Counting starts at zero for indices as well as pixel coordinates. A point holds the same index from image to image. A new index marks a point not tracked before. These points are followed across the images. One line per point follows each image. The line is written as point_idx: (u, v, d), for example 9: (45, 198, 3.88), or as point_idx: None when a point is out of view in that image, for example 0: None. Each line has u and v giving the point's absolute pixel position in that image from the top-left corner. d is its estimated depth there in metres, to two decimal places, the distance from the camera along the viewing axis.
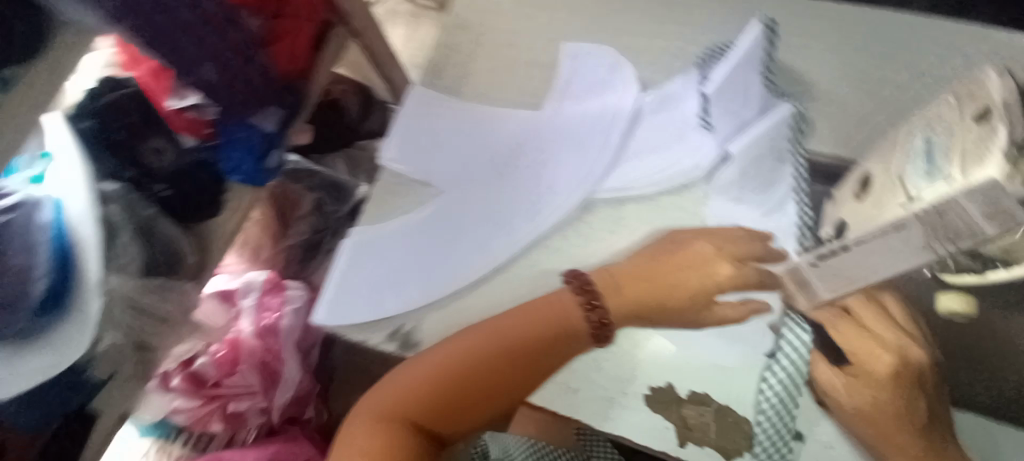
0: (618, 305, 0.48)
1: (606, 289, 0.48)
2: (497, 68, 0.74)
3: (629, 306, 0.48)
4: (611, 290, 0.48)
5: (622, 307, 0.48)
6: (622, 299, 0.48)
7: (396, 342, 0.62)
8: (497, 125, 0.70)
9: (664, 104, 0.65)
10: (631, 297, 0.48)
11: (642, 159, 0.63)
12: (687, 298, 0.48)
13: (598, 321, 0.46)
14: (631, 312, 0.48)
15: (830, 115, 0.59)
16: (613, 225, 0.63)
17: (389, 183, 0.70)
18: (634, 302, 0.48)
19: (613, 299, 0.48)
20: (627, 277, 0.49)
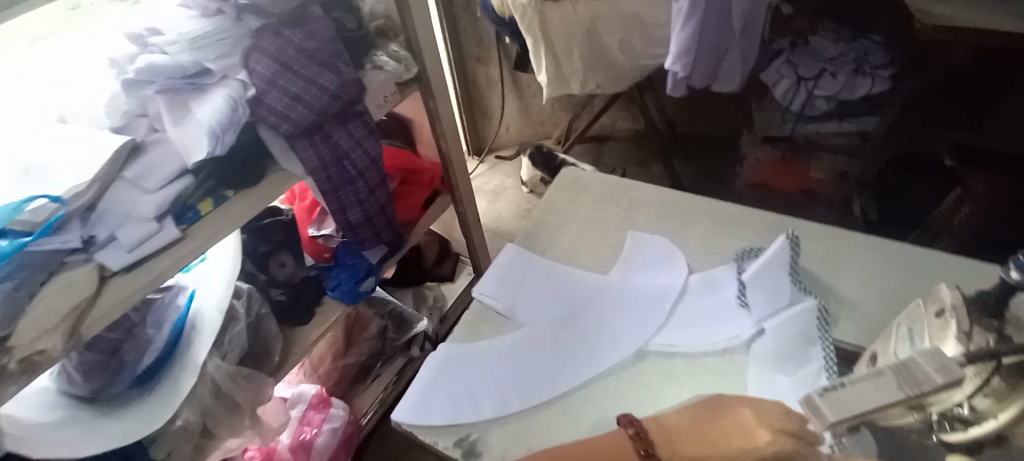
0: (670, 454, 0.54)
1: (660, 437, 0.56)
2: (592, 244, 0.99)
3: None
4: (662, 436, 0.56)
5: (672, 457, 0.54)
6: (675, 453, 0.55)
7: (460, 449, 0.77)
8: (576, 286, 0.93)
9: (707, 286, 0.90)
10: (686, 452, 0.55)
11: (685, 326, 0.86)
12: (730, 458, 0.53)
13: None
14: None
15: (850, 317, 0.83)
16: (657, 378, 0.82)
17: (481, 314, 0.91)
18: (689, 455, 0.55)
19: (665, 445, 0.55)
20: (679, 428, 0.57)
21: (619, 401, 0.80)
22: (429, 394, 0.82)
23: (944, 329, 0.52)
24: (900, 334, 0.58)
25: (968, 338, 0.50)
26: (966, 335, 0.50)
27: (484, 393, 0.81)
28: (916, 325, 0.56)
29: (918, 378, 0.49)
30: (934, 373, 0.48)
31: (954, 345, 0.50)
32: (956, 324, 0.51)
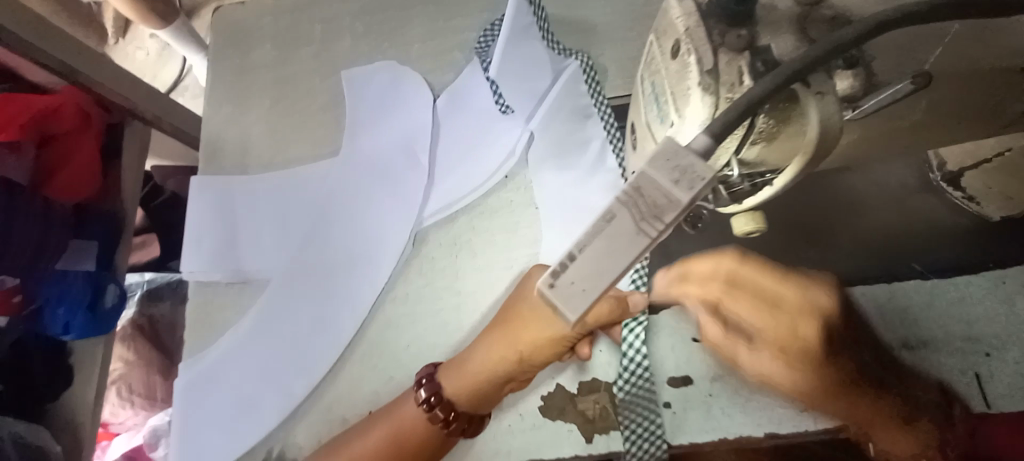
0: (464, 396, 0.47)
1: (458, 384, 0.47)
2: (298, 118, 0.66)
3: (479, 391, 0.47)
4: (456, 377, 0.47)
5: (465, 396, 0.47)
6: (464, 384, 0.47)
7: None
8: (305, 182, 0.62)
9: (460, 103, 0.62)
10: (484, 373, 0.47)
11: (457, 166, 0.60)
12: (537, 350, 0.45)
13: (444, 420, 0.47)
14: (481, 397, 0.47)
15: (609, 57, 0.62)
16: (453, 248, 0.58)
17: (204, 296, 0.60)
18: (484, 373, 0.47)
19: (461, 390, 0.47)
20: (478, 353, 0.48)
21: (425, 302, 0.57)
22: (190, 431, 0.54)
23: (682, 77, 0.27)
24: (646, 103, 0.34)
25: (717, 83, 0.26)
26: (713, 78, 0.26)
27: (258, 393, 0.55)
28: (655, 78, 0.31)
29: (654, 204, 0.22)
30: (670, 189, 0.22)
31: (702, 103, 0.26)
32: (694, 62, 0.26)
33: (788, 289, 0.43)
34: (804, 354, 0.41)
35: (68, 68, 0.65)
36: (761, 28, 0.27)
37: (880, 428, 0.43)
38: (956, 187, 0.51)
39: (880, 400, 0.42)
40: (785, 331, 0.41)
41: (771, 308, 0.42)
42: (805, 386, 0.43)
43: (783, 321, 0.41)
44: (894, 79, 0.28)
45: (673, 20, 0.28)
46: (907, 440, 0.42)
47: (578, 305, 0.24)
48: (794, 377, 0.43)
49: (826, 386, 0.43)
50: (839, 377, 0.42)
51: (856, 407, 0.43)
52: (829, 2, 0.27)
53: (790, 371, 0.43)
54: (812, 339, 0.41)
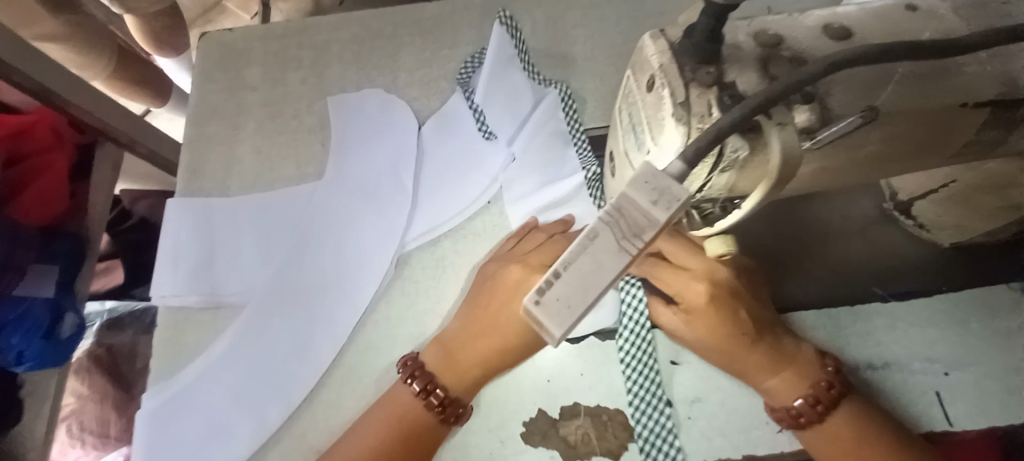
0: (457, 381, 0.49)
1: (443, 363, 0.49)
2: (285, 141, 0.67)
3: (472, 379, 0.49)
4: (443, 361, 0.49)
5: (460, 385, 0.49)
6: (463, 369, 0.49)
7: None
8: (288, 204, 0.62)
9: (445, 129, 0.64)
10: (473, 358, 0.49)
11: (439, 191, 0.61)
12: (515, 335, 0.49)
13: (440, 405, 0.48)
14: (476, 382, 0.49)
15: (587, 90, 0.65)
16: (435, 270, 0.58)
17: (173, 323, 0.58)
18: (482, 358, 0.49)
19: (452, 373, 0.49)
20: (463, 339, 0.50)
21: (406, 326, 0.56)
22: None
23: (657, 108, 0.29)
24: (623, 131, 0.36)
25: (689, 114, 0.28)
26: (686, 109, 0.28)
27: (227, 422, 0.53)
28: (632, 108, 0.33)
29: (634, 224, 0.24)
30: (650, 210, 0.24)
31: (675, 132, 0.28)
32: (668, 94, 0.29)
33: (695, 259, 0.47)
34: (700, 307, 0.46)
35: (44, 88, 0.64)
36: (729, 66, 0.29)
37: (757, 375, 0.46)
38: (908, 215, 0.55)
39: (756, 346, 0.45)
40: (688, 289, 0.47)
41: (676, 273, 0.47)
42: (704, 344, 0.47)
43: (682, 281, 0.47)
44: (846, 112, 0.31)
45: (649, 57, 0.31)
46: (790, 381, 0.45)
47: (564, 320, 0.24)
48: (695, 334, 0.47)
49: (721, 340, 0.46)
50: (729, 329, 0.45)
51: (737, 358, 0.46)
52: (788, 44, 0.30)
53: (691, 326, 0.47)
54: (702, 299, 0.46)
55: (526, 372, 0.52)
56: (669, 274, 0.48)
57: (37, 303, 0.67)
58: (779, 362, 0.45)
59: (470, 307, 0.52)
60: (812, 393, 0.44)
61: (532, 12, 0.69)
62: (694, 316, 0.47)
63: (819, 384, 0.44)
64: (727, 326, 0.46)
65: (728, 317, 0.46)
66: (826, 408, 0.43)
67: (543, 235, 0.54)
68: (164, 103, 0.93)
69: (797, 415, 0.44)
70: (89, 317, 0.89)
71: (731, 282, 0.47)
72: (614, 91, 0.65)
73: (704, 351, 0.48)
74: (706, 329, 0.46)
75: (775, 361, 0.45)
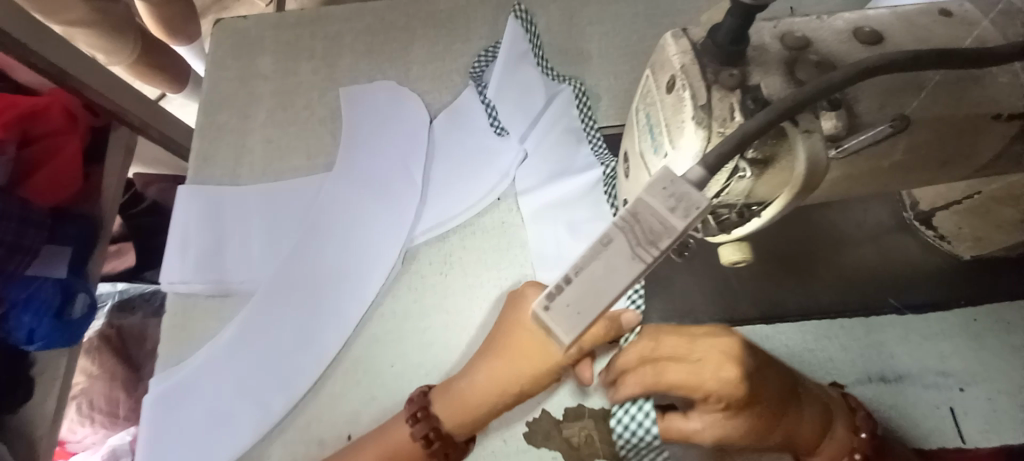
0: (460, 428, 0.46)
1: (452, 412, 0.46)
2: (296, 131, 0.66)
3: (471, 418, 0.45)
4: (450, 406, 0.46)
5: (459, 426, 0.46)
6: (460, 415, 0.46)
7: None
8: (297, 196, 0.62)
9: (456, 123, 0.63)
10: (478, 397, 0.45)
11: (448, 186, 0.61)
12: (510, 368, 0.44)
13: (438, 452, 0.46)
14: (472, 427, 0.46)
15: (602, 88, 0.64)
16: (443, 266, 0.58)
17: (182, 309, 0.58)
18: (484, 395, 0.45)
19: (458, 419, 0.46)
20: (470, 377, 0.46)
21: (412, 321, 0.56)
22: (155, 450, 0.52)
23: (677, 110, 0.28)
24: (640, 132, 0.35)
25: (710, 117, 0.27)
26: (707, 112, 0.27)
27: (232, 411, 0.53)
28: (650, 109, 0.32)
29: (649, 230, 0.23)
30: (667, 217, 0.23)
31: (694, 135, 0.27)
32: (689, 95, 0.28)
33: (697, 347, 0.40)
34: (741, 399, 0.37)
35: (59, 70, 0.65)
36: (752, 68, 0.28)
37: (806, 444, 0.42)
38: (929, 226, 0.53)
39: (795, 408, 0.41)
40: (720, 385, 0.37)
41: (689, 371, 0.38)
42: (752, 434, 0.40)
43: (709, 376, 0.37)
44: (877, 121, 0.30)
45: (670, 57, 0.30)
46: (835, 448, 0.43)
47: (573, 328, 0.24)
48: (741, 428, 0.39)
49: (770, 421, 0.39)
50: (775, 404, 0.39)
51: (789, 430, 0.41)
52: (815, 47, 0.29)
53: (736, 425, 0.39)
54: (741, 395, 0.37)
55: None
56: (683, 374, 0.38)
57: (48, 284, 0.68)
58: (825, 423, 0.42)
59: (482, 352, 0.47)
60: (855, 455, 0.43)
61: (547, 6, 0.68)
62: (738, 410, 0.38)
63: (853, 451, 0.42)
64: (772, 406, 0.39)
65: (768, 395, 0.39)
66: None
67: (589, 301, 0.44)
68: (181, 88, 0.93)
69: None
70: (100, 298, 0.91)
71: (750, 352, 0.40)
72: (629, 90, 0.64)
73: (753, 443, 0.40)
74: (751, 418, 0.39)
75: (821, 425, 0.42)
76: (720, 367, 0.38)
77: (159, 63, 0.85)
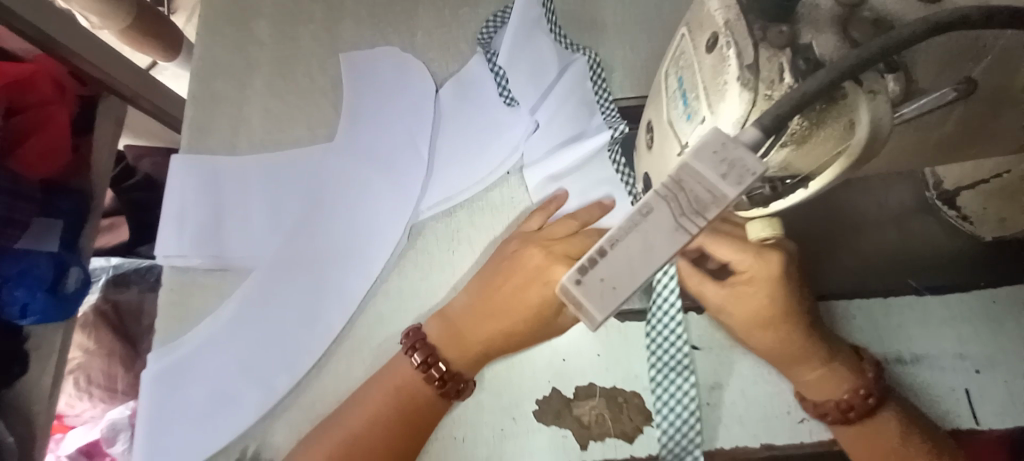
0: (461, 355, 0.47)
1: (448, 339, 0.48)
2: (294, 99, 0.63)
3: (477, 353, 0.48)
4: (439, 327, 0.49)
5: (468, 362, 0.48)
6: (465, 351, 0.48)
7: None
8: (297, 167, 0.59)
9: (464, 93, 0.61)
10: (478, 337, 0.48)
11: (455, 159, 0.58)
12: (522, 321, 0.47)
13: (440, 379, 0.46)
14: (478, 360, 0.48)
15: (618, 58, 0.61)
16: (450, 244, 0.56)
17: (179, 284, 0.56)
18: (483, 341, 0.48)
19: (461, 353, 0.48)
20: (472, 313, 0.48)
21: (419, 297, 0.55)
22: (156, 428, 0.50)
23: (719, 71, 0.26)
24: (669, 99, 0.32)
25: (757, 78, 0.25)
26: (753, 73, 0.25)
27: (234, 388, 0.51)
28: (685, 71, 0.30)
29: (694, 199, 0.21)
30: (717, 184, 0.21)
31: (739, 97, 0.25)
32: (733, 54, 0.25)
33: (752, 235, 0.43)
34: (771, 280, 0.41)
35: (44, 36, 0.60)
36: (802, 27, 0.26)
37: (805, 366, 0.43)
38: (952, 206, 0.52)
39: (812, 332, 0.42)
40: (759, 261, 0.41)
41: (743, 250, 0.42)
42: (753, 323, 0.42)
43: (744, 257, 0.41)
44: (935, 86, 0.28)
45: (714, 12, 0.27)
46: (842, 372, 0.43)
47: (607, 303, 0.22)
48: (750, 312, 0.42)
49: (778, 320, 0.42)
50: (794, 308, 0.42)
51: (788, 342, 0.43)
52: (870, 3, 0.27)
53: (751, 304, 0.42)
54: (774, 272, 0.41)
55: (540, 349, 0.51)
56: (728, 250, 0.42)
57: (39, 258, 0.65)
58: (829, 348, 0.43)
59: (480, 282, 0.50)
60: (862, 385, 0.42)
61: None
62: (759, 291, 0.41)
63: (868, 374, 0.42)
64: (790, 307, 0.42)
65: (791, 299, 0.42)
66: (876, 401, 0.42)
67: (575, 223, 0.50)
68: (175, 59, 0.89)
69: (845, 409, 0.42)
70: (95, 273, 0.88)
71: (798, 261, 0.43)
72: (648, 60, 0.61)
73: (752, 332, 0.43)
74: (771, 308, 0.42)
75: (828, 349, 0.43)
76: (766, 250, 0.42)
77: (150, 29, 0.81)
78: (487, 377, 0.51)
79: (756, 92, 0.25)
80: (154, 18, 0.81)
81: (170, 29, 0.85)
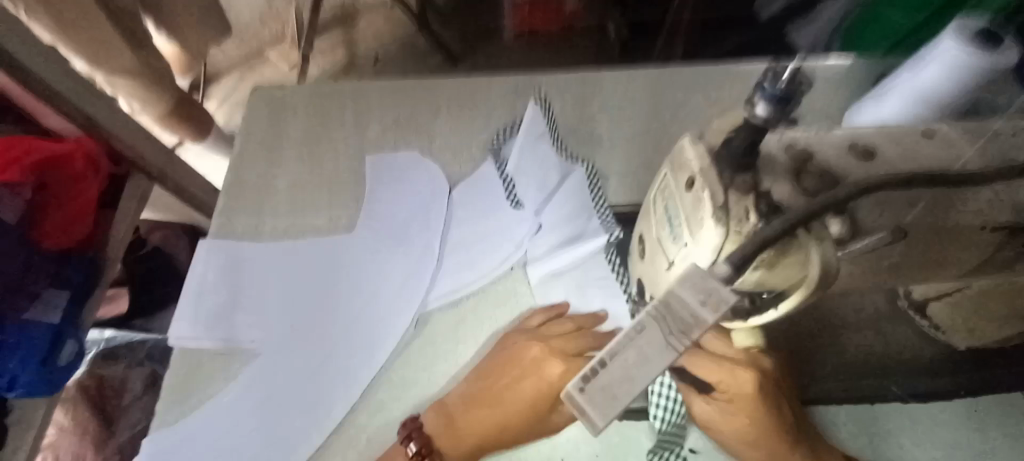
0: (454, 447, 0.48)
1: (443, 428, 0.49)
2: (319, 192, 0.70)
3: (469, 447, 0.49)
4: (437, 415, 0.50)
5: (461, 451, 0.48)
6: (458, 442, 0.48)
7: None
8: (316, 255, 0.64)
9: (474, 193, 0.67)
10: (471, 427, 0.49)
11: (464, 253, 0.63)
12: (518, 415, 0.48)
13: None
14: (472, 452, 0.49)
15: (613, 168, 0.69)
16: (455, 335, 0.59)
17: (186, 365, 0.58)
18: (477, 433, 0.49)
19: (453, 443, 0.49)
20: (465, 404, 0.50)
21: (421, 387, 0.56)
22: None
23: (697, 207, 0.32)
24: (658, 221, 0.38)
25: (728, 216, 0.30)
26: (725, 212, 0.30)
27: None
28: (670, 201, 0.35)
29: (680, 320, 0.25)
30: (699, 309, 0.25)
31: (714, 231, 0.30)
32: (708, 195, 0.31)
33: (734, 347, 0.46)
34: (747, 399, 0.43)
35: (86, 118, 0.71)
36: (763, 175, 0.32)
37: None
38: (924, 316, 0.54)
39: (796, 448, 0.45)
40: (737, 380, 0.43)
41: (726, 368, 0.44)
42: (747, 437, 0.45)
43: (728, 374, 0.44)
44: (876, 228, 0.34)
45: (692, 158, 0.33)
46: None
47: (607, 410, 0.26)
48: (734, 427, 0.45)
49: (761, 434, 0.44)
50: (775, 424, 0.44)
51: (773, 454, 0.45)
52: (815, 161, 0.33)
53: (738, 420, 0.44)
54: (750, 390, 0.43)
55: (536, 446, 0.51)
56: (713, 367, 0.44)
57: (42, 329, 0.66)
58: (812, 457, 0.45)
59: (478, 373, 0.52)
60: None
61: (564, 93, 0.75)
62: (738, 408, 0.44)
63: None
64: (772, 423, 0.44)
65: (774, 415, 0.44)
66: None
67: (572, 324, 0.54)
68: (204, 139, 0.98)
69: None
70: (86, 345, 0.88)
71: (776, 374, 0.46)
72: (640, 171, 0.69)
73: (738, 444, 0.46)
74: (753, 424, 0.44)
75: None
76: (744, 367, 0.44)
77: (184, 113, 0.91)
78: None
79: (729, 228, 0.30)
80: (189, 110, 0.92)
81: (201, 120, 0.95)
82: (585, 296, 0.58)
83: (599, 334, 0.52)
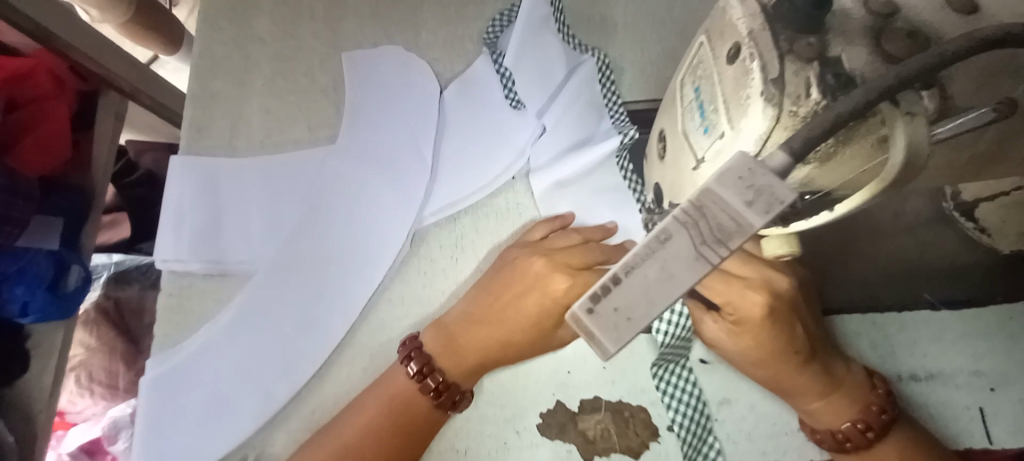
0: (455, 365, 0.47)
1: (444, 347, 0.47)
2: (295, 98, 0.62)
3: (472, 365, 0.47)
4: (437, 335, 0.48)
5: (464, 370, 0.47)
6: (462, 360, 0.47)
7: None
8: (297, 169, 0.58)
9: (468, 95, 0.59)
10: (473, 346, 0.47)
11: (459, 163, 0.57)
12: (521, 331, 0.46)
13: (435, 390, 0.46)
14: (475, 370, 0.47)
15: (628, 59, 0.59)
16: (453, 251, 0.55)
17: (177, 288, 0.55)
18: (478, 350, 0.47)
19: (455, 360, 0.47)
20: (466, 322, 0.48)
21: (420, 305, 0.53)
22: (152, 436, 0.49)
23: (740, 84, 0.25)
24: (685, 110, 0.31)
25: (782, 93, 0.23)
26: (779, 88, 0.23)
27: (233, 396, 0.50)
28: (703, 82, 0.28)
29: (716, 225, 0.20)
30: (740, 211, 0.20)
31: (762, 115, 0.24)
32: (757, 67, 0.24)
33: (749, 265, 0.40)
34: (755, 322, 0.39)
35: (42, 29, 0.59)
36: (832, 39, 0.24)
37: (803, 397, 0.42)
38: (969, 218, 0.50)
39: (806, 367, 0.41)
40: (743, 300, 0.39)
41: (736, 287, 0.39)
42: (753, 356, 0.41)
43: (737, 294, 0.39)
44: (973, 104, 0.27)
45: (738, 21, 0.26)
46: (841, 404, 0.42)
47: (620, 334, 0.21)
48: (741, 348, 0.41)
49: (769, 355, 0.40)
50: (784, 346, 0.40)
51: (782, 374, 0.42)
52: (903, 14, 0.25)
53: (745, 340, 0.40)
54: (758, 312, 0.39)
55: (541, 360, 0.50)
56: (722, 286, 0.39)
57: (39, 257, 0.64)
58: (827, 379, 0.41)
59: (478, 291, 0.49)
60: (862, 418, 0.41)
61: None
62: (744, 329, 0.40)
63: (870, 408, 0.41)
64: (781, 344, 0.40)
65: (784, 337, 0.40)
66: (876, 435, 0.41)
67: (578, 236, 0.49)
68: (175, 52, 0.87)
69: (842, 440, 0.42)
70: (96, 270, 0.87)
71: (793, 296, 0.40)
72: (659, 61, 0.59)
73: (745, 363, 0.42)
74: (761, 344, 0.40)
75: (824, 384, 0.41)
76: (754, 287, 0.39)
77: (149, 20, 0.79)
78: (486, 387, 0.49)
79: (783, 109, 0.23)
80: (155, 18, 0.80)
81: (170, 31, 0.84)
82: (593, 208, 0.53)
83: (609, 249, 0.48)
